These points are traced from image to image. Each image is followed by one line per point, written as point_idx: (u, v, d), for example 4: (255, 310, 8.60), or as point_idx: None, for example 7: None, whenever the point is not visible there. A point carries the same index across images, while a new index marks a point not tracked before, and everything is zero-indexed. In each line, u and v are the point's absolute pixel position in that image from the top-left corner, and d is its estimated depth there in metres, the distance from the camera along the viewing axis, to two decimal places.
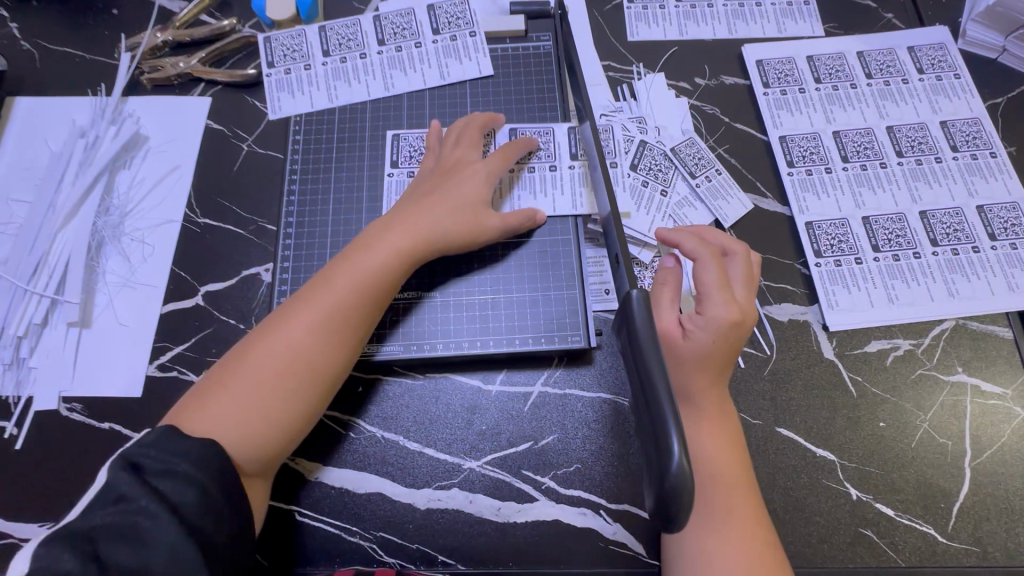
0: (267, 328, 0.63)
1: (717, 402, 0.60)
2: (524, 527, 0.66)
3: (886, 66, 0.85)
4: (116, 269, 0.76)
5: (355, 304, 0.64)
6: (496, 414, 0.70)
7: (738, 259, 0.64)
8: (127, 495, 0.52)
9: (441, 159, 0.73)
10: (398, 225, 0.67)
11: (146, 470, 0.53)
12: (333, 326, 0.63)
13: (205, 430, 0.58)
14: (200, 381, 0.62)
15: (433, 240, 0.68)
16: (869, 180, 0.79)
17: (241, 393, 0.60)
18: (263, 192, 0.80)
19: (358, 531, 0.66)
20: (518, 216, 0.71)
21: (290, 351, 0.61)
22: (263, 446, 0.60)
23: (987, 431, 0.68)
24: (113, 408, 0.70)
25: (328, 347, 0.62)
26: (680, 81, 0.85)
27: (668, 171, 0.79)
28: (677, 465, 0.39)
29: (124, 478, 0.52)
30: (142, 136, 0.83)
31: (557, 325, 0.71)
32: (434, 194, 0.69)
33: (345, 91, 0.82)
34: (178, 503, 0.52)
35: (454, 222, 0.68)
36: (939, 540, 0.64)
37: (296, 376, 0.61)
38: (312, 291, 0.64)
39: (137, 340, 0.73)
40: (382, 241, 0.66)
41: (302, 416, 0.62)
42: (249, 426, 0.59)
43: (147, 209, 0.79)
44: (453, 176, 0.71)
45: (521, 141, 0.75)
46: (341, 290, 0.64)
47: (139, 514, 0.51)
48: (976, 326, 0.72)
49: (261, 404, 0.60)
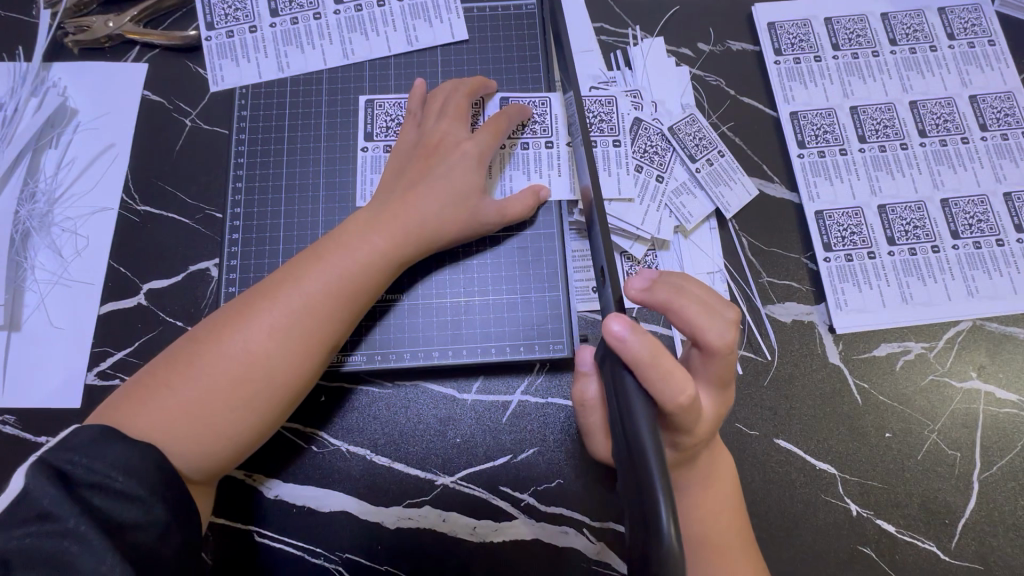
0: (222, 321, 0.52)
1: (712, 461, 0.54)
2: (502, 547, 0.61)
3: (913, 30, 0.75)
4: (46, 265, 0.68)
5: (330, 311, 0.54)
6: (473, 425, 0.64)
7: (717, 360, 0.48)
8: (52, 513, 0.41)
9: (423, 134, 0.63)
10: (384, 221, 0.57)
11: (76, 481, 0.42)
12: (304, 330, 0.52)
13: (136, 433, 0.47)
14: (141, 376, 0.50)
15: (421, 238, 0.58)
16: (887, 163, 0.71)
17: (186, 398, 0.49)
18: (210, 176, 0.71)
19: (322, 552, 0.61)
20: (520, 204, 0.63)
21: (249, 355, 0.51)
22: (218, 459, 0.50)
23: (999, 441, 0.63)
24: (49, 421, 0.64)
25: (296, 356, 0.52)
26: (681, 47, 0.75)
27: (665, 153, 0.71)
28: (667, 539, 0.34)
29: (48, 491, 0.41)
30: (69, 109, 0.73)
31: (538, 331, 0.64)
32: (422, 181, 0.59)
33: (298, 58, 0.71)
34: (122, 521, 0.42)
35: (444, 217, 0.59)
36: (942, 557, 0.60)
37: (261, 379, 0.51)
38: (279, 285, 0.53)
39: (74, 345, 0.66)
40: (365, 239, 0.56)
41: (264, 426, 0.52)
42: (199, 435, 0.49)
43: (80, 195, 0.71)
44: (440, 159, 0.61)
45: (511, 111, 0.64)
46: (320, 284, 0.54)
47: (68, 536, 0.40)
48: (995, 328, 0.66)
49: (209, 415, 0.49)
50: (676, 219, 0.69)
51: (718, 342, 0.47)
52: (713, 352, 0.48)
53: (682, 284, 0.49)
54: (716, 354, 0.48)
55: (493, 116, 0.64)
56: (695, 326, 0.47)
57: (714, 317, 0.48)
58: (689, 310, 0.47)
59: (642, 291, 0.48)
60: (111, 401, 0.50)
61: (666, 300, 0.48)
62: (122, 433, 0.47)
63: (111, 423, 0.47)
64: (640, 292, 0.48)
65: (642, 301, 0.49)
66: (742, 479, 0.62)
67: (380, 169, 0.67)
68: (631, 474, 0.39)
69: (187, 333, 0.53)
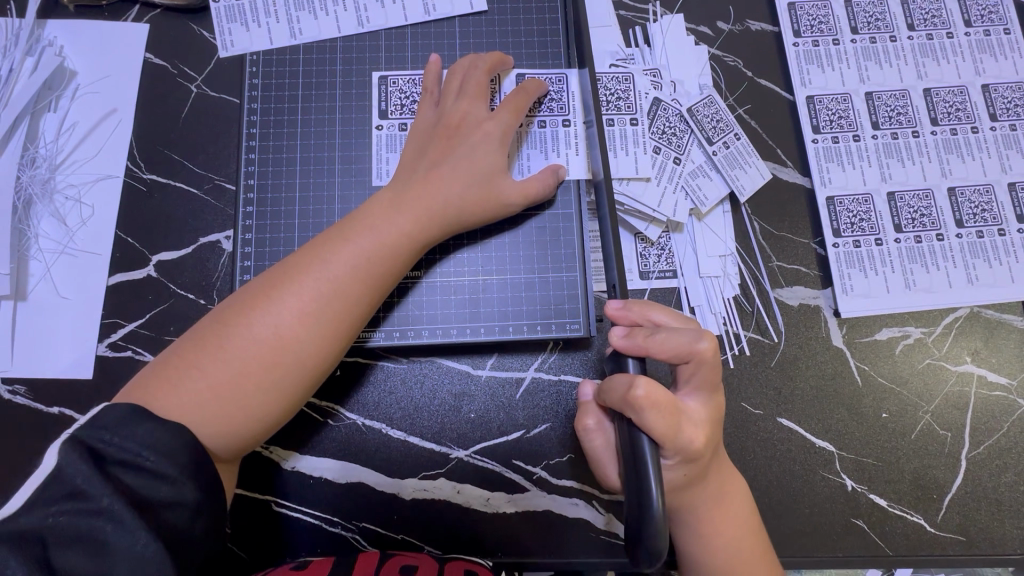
0: (248, 302, 0.52)
1: (722, 481, 0.56)
2: (514, 517, 0.63)
3: (931, 16, 0.75)
4: (50, 233, 0.66)
5: (358, 294, 0.54)
6: (487, 401, 0.65)
7: (706, 368, 0.50)
8: (85, 492, 0.41)
9: (444, 114, 0.61)
10: (408, 202, 0.57)
11: (108, 458, 0.43)
12: (330, 313, 0.52)
13: (168, 414, 0.47)
14: (170, 357, 0.50)
15: (444, 220, 0.58)
16: (899, 151, 0.72)
17: (215, 381, 0.49)
18: (219, 146, 0.70)
19: (339, 522, 0.63)
20: (541, 184, 0.62)
21: (278, 337, 0.51)
22: (250, 438, 0.51)
23: (987, 422, 0.67)
24: (60, 391, 0.64)
25: (324, 338, 0.52)
26: (701, 25, 0.74)
27: (683, 135, 0.71)
28: (658, 506, 0.44)
29: (81, 470, 0.41)
30: (68, 71, 0.70)
31: (554, 311, 0.64)
32: (444, 163, 0.59)
33: (311, 24, 0.68)
34: (154, 499, 0.43)
35: (466, 199, 0.59)
36: (928, 529, 0.64)
37: (290, 360, 0.51)
38: (302, 267, 0.53)
39: (82, 316, 0.65)
40: (391, 221, 0.56)
41: (293, 407, 0.53)
42: (232, 416, 0.49)
43: (81, 162, 0.68)
44: (460, 141, 0.60)
45: (531, 87, 0.63)
46: (346, 267, 0.54)
47: (102, 516, 0.40)
48: (990, 315, 0.69)
49: (240, 396, 0.49)
50: (691, 202, 0.69)
51: (700, 353, 0.49)
52: (700, 362, 0.49)
53: (653, 311, 0.53)
54: (703, 362, 0.49)
55: (512, 94, 0.63)
56: (675, 351, 0.49)
57: (688, 331, 0.50)
58: (667, 338, 0.49)
59: (621, 340, 0.51)
60: (137, 381, 0.50)
61: (644, 341, 0.50)
62: (154, 413, 0.47)
63: (142, 404, 0.47)
64: (620, 340, 0.51)
65: (624, 348, 0.51)
66: (745, 456, 0.65)
67: (395, 148, 0.66)
68: (629, 460, 0.48)
69: (210, 313, 0.53)
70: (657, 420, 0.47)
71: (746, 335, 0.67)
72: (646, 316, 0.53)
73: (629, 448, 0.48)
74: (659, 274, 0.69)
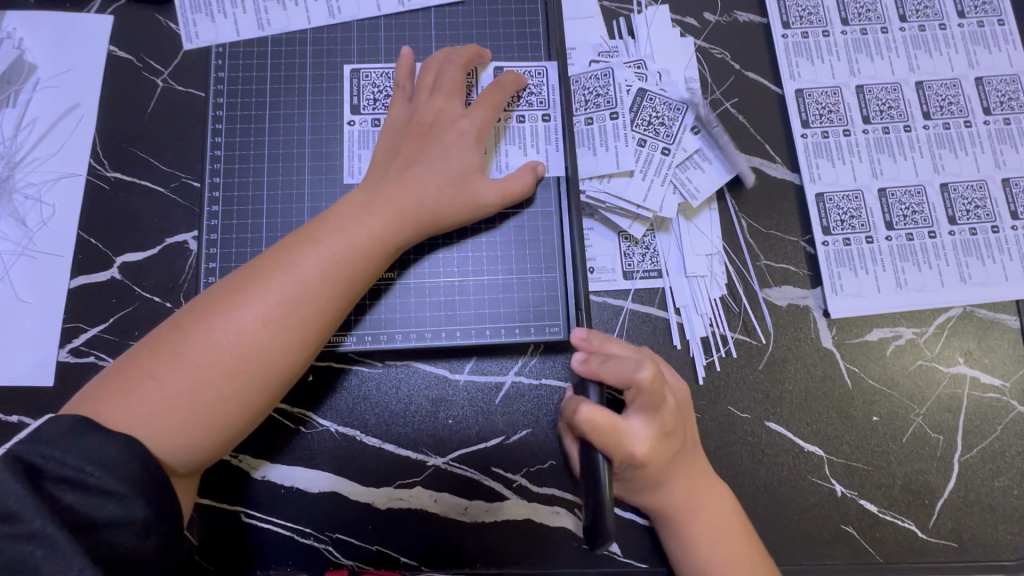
0: (209, 307, 0.49)
1: (690, 481, 0.55)
2: (492, 527, 0.61)
3: (923, 6, 0.73)
4: (9, 234, 0.64)
5: (327, 299, 0.51)
6: (465, 407, 0.63)
7: (645, 394, 0.51)
8: (19, 512, 0.38)
9: (417, 111, 0.59)
10: (380, 203, 0.55)
11: (51, 474, 0.40)
12: (296, 318, 0.50)
13: (120, 425, 0.45)
14: (125, 364, 0.48)
15: (418, 221, 0.56)
16: (890, 145, 0.70)
17: (171, 390, 0.47)
18: (186, 142, 0.67)
19: (311, 533, 0.60)
20: (519, 183, 0.59)
21: (241, 344, 0.48)
22: (209, 450, 0.48)
23: (980, 425, 0.65)
24: (20, 399, 0.61)
25: (291, 345, 0.50)
26: (686, 16, 0.72)
27: (672, 123, 0.68)
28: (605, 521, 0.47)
29: (17, 488, 0.38)
30: (27, 64, 0.67)
31: (533, 313, 0.62)
32: (418, 162, 0.57)
33: (280, 15, 0.66)
34: (96, 518, 0.40)
35: (441, 199, 0.56)
36: (920, 535, 0.62)
37: (254, 368, 0.49)
38: (268, 270, 0.51)
39: (42, 320, 0.63)
40: (362, 222, 0.54)
41: (257, 417, 0.50)
42: (190, 428, 0.47)
43: (41, 159, 0.66)
44: (435, 138, 0.58)
45: (507, 82, 0.61)
46: (313, 271, 0.51)
47: (39, 537, 0.38)
48: (984, 314, 0.67)
49: (200, 406, 0.47)
50: (681, 195, 0.67)
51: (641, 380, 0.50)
52: (640, 390, 0.51)
53: (614, 342, 0.55)
54: (642, 390, 0.50)
55: (488, 89, 0.61)
56: (617, 379, 0.51)
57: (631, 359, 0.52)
58: (612, 365, 0.52)
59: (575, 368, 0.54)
60: (90, 390, 0.47)
61: (593, 367, 0.53)
62: (103, 423, 0.44)
63: (92, 415, 0.45)
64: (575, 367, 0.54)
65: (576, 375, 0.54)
66: (732, 460, 0.63)
67: (368, 144, 0.63)
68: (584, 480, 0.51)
69: (171, 317, 0.51)
70: (602, 443, 0.49)
71: (732, 337, 0.65)
72: (604, 348, 0.54)
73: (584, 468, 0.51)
74: (644, 274, 0.67)
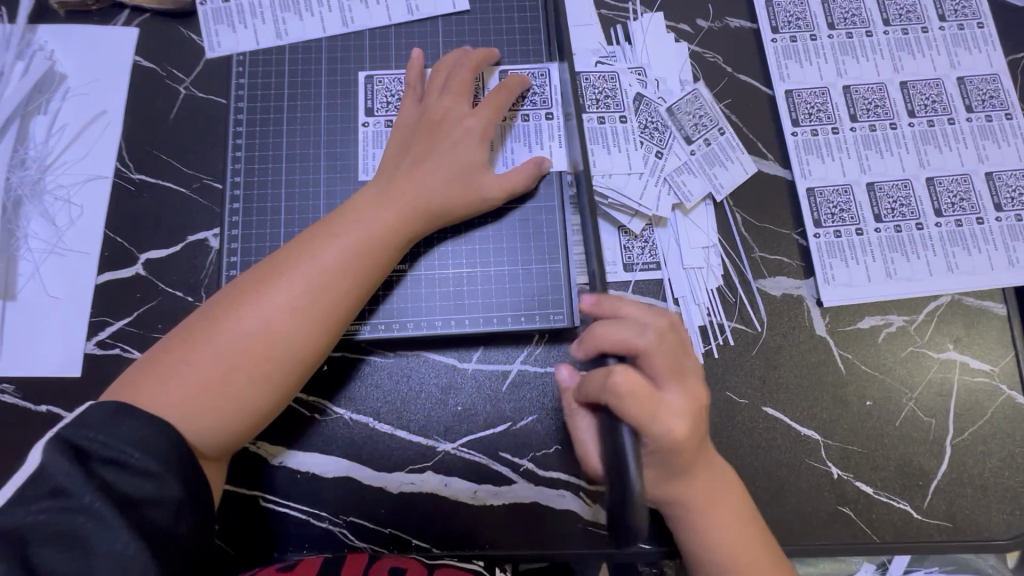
0: (238, 297, 0.53)
1: (707, 467, 0.56)
2: (501, 509, 0.63)
3: (906, 11, 0.77)
4: (39, 233, 0.67)
5: (346, 287, 0.54)
6: (473, 394, 0.66)
7: (657, 358, 0.50)
8: (66, 488, 0.41)
9: (426, 110, 0.63)
10: (393, 196, 0.58)
11: (92, 454, 0.43)
12: (318, 307, 0.53)
13: (158, 409, 0.48)
14: (160, 352, 0.51)
15: (428, 213, 0.59)
16: (877, 142, 0.73)
17: (200, 376, 0.49)
18: (206, 145, 0.70)
19: (326, 516, 0.63)
20: (522, 177, 0.63)
21: (268, 331, 0.51)
22: (239, 433, 0.51)
23: (971, 409, 0.67)
24: (49, 390, 0.64)
25: (313, 331, 0.53)
26: (680, 23, 0.76)
27: (664, 131, 0.72)
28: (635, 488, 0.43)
29: (62, 468, 0.41)
30: (58, 75, 0.71)
31: (537, 302, 0.65)
32: (426, 158, 0.60)
33: (297, 25, 0.70)
34: (133, 497, 0.42)
35: (450, 194, 0.60)
36: (915, 515, 0.64)
37: (280, 353, 0.52)
38: (292, 261, 0.54)
39: (70, 314, 0.66)
40: (378, 215, 0.57)
41: (280, 401, 0.53)
42: (221, 411, 0.50)
43: (71, 163, 0.69)
44: (443, 136, 0.61)
45: (512, 84, 0.65)
46: (333, 261, 0.54)
47: (83, 511, 0.40)
48: (971, 302, 0.70)
49: (230, 390, 0.50)
50: (676, 197, 0.70)
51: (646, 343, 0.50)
52: (649, 354, 0.50)
53: (623, 301, 0.55)
54: (651, 352, 0.50)
55: (494, 91, 0.64)
56: (620, 344, 0.50)
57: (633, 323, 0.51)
58: (613, 328, 0.51)
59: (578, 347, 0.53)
60: (127, 378, 0.50)
61: (596, 335, 0.51)
62: (140, 407, 0.47)
63: (131, 400, 0.48)
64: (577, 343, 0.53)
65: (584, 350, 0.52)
66: (731, 444, 0.65)
67: (380, 144, 0.67)
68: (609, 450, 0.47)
69: (200, 307, 0.54)
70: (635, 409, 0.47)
71: (728, 324, 0.68)
72: (615, 308, 0.54)
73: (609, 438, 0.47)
74: (643, 265, 0.69)
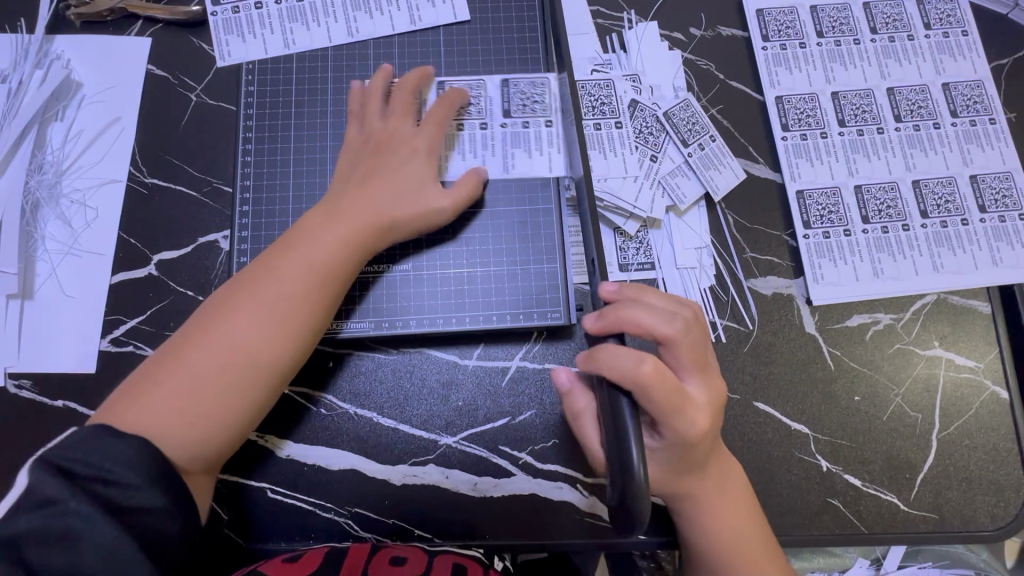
0: (206, 319, 0.55)
1: (716, 464, 0.59)
2: (501, 501, 0.66)
3: (893, 20, 0.79)
4: (56, 235, 0.70)
5: (308, 299, 0.57)
6: (474, 389, 0.68)
7: (682, 348, 0.54)
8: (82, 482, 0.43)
9: (372, 131, 0.65)
10: (348, 211, 0.60)
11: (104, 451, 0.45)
12: (283, 320, 0.56)
13: (134, 428, 0.50)
14: (134, 377, 0.53)
15: (383, 225, 0.61)
16: (865, 147, 0.76)
17: (172, 391, 0.52)
18: (216, 150, 0.73)
19: (332, 507, 0.65)
20: (466, 188, 0.65)
21: (236, 347, 0.54)
22: (216, 444, 0.53)
23: (956, 405, 0.69)
24: (65, 385, 0.66)
25: (279, 343, 0.55)
26: (674, 31, 0.78)
27: (658, 135, 0.75)
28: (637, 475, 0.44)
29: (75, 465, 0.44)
30: (74, 83, 0.74)
31: (536, 300, 0.67)
32: (375, 174, 0.62)
33: (304, 34, 0.73)
34: (128, 505, 0.45)
35: (400, 206, 0.62)
36: (901, 507, 0.67)
37: (249, 366, 0.54)
38: (253, 281, 0.57)
39: (85, 313, 0.68)
40: (333, 230, 0.59)
41: (256, 410, 0.55)
42: (195, 425, 0.52)
43: (86, 167, 0.72)
44: (389, 154, 0.64)
45: (450, 98, 0.67)
46: (293, 277, 0.57)
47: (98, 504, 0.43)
48: (956, 301, 0.72)
49: (204, 404, 0.52)
50: (670, 199, 0.73)
51: (673, 335, 0.53)
52: (675, 343, 0.53)
53: (641, 291, 0.56)
54: (677, 343, 0.53)
55: (435, 106, 0.66)
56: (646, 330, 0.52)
57: (663, 313, 0.53)
58: (640, 314, 0.52)
59: (594, 321, 0.53)
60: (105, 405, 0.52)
61: (616, 318, 0.52)
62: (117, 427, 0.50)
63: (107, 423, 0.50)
64: (594, 320, 0.53)
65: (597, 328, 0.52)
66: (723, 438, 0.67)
67: None
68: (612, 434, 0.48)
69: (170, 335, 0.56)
70: (660, 396, 0.50)
71: (720, 322, 0.70)
72: (634, 296, 0.55)
73: (612, 421, 0.48)
74: (638, 266, 0.72)
